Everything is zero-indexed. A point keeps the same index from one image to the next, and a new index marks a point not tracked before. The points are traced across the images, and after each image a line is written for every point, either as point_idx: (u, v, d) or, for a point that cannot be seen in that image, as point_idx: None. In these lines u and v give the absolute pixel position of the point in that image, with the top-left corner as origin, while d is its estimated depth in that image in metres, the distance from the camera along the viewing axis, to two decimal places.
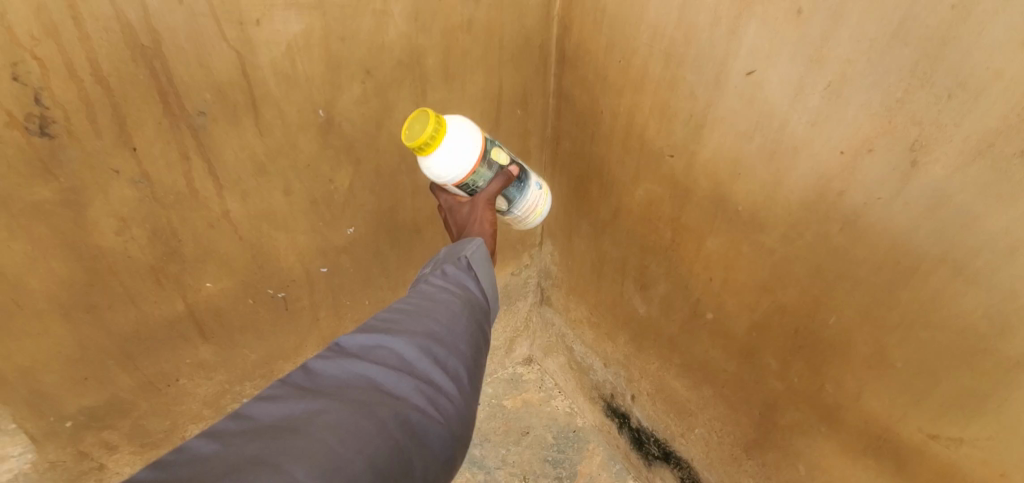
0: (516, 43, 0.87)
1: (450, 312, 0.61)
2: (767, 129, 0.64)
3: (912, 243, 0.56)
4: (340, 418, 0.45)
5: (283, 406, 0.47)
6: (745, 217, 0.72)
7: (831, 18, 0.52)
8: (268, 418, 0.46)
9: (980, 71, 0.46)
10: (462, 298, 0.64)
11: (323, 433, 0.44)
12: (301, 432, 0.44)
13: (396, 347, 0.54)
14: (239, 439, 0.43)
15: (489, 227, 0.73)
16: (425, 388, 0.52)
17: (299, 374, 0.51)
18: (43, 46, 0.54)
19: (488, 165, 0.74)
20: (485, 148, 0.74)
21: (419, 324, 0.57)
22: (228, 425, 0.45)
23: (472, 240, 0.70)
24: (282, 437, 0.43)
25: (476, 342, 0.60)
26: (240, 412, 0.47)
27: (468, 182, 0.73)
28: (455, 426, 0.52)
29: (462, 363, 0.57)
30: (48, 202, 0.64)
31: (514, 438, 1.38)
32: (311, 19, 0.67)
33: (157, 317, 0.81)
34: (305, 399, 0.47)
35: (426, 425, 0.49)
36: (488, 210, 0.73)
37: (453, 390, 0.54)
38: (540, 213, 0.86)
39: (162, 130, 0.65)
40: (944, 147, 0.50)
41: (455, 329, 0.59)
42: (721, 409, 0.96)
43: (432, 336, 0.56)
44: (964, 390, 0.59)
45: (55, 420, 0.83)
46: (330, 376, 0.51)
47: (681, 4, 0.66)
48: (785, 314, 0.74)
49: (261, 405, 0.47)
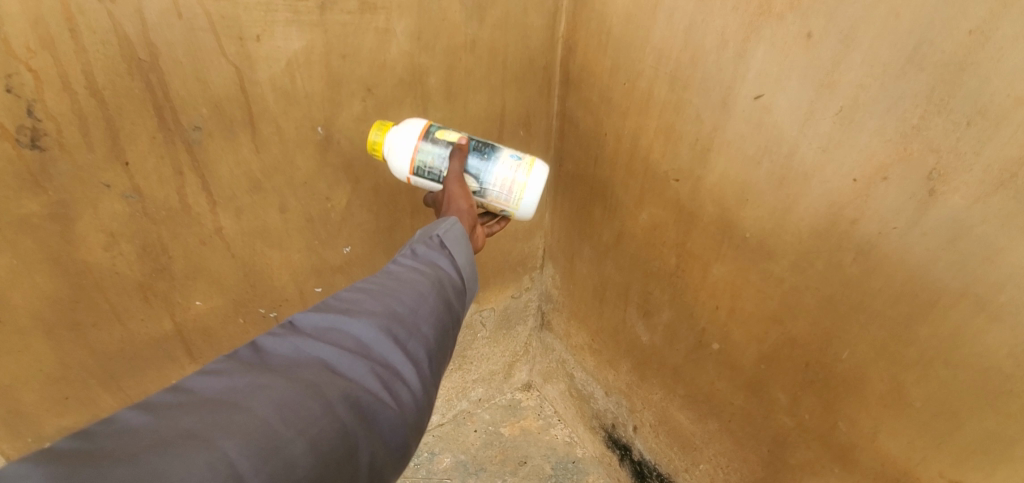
0: (519, 64, 0.86)
1: (416, 292, 0.57)
2: (776, 155, 0.62)
3: (931, 278, 0.54)
4: (286, 395, 0.43)
5: (227, 380, 0.44)
6: (753, 244, 0.70)
7: (842, 43, 0.51)
8: (208, 391, 0.43)
9: (1001, 98, 0.44)
10: (432, 278, 0.60)
11: (265, 409, 0.41)
12: (242, 407, 0.41)
13: (353, 328, 0.52)
14: (175, 411, 0.40)
15: (465, 205, 0.71)
16: (380, 371, 0.50)
17: (247, 352, 0.48)
18: (39, 58, 0.53)
19: (433, 141, 0.74)
20: (428, 131, 0.75)
21: (380, 303, 0.54)
22: (165, 397, 0.42)
23: (447, 220, 0.67)
24: (220, 412, 0.40)
25: (441, 325, 0.57)
26: (180, 385, 0.43)
27: (419, 166, 0.74)
28: (409, 413, 0.50)
29: (423, 346, 0.54)
30: (35, 216, 0.62)
31: (510, 468, 1.33)
32: (312, 36, 0.66)
33: (143, 335, 0.79)
34: (251, 375, 0.45)
35: (377, 409, 0.47)
36: (460, 187, 0.72)
37: (411, 374, 0.52)
38: (526, 188, 0.75)
39: (155, 145, 0.64)
40: (963, 176, 0.48)
41: (419, 310, 0.56)
42: (728, 444, 0.92)
43: (393, 316, 0.54)
44: (989, 434, 0.56)
45: (33, 441, 0.80)
46: (280, 356, 0.49)
47: (687, 27, 0.65)
48: (795, 347, 0.71)
49: (202, 379, 0.44)
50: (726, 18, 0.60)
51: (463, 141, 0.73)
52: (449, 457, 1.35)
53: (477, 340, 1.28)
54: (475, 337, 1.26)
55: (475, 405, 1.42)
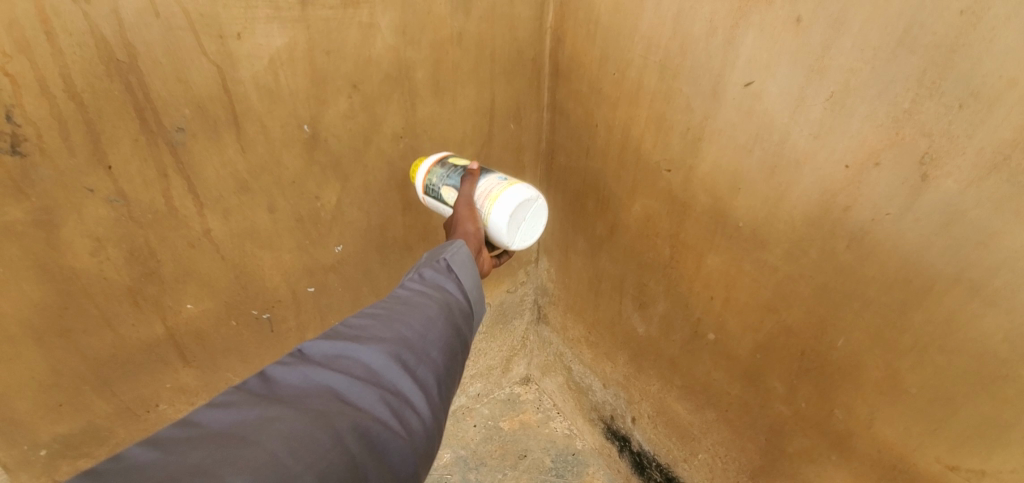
0: (508, 56, 0.85)
1: (425, 316, 0.58)
2: (767, 143, 0.61)
3: (925, 263, 0.53)
4: (295, 427, 0.42)
5: (236, 413, 0.43)
6: (746, 233, 0.69)
7: (831, 27, 0.50)
8: (217, 425, 0.42)
9: (993, 79, 0.43)
10: (439, 301, 0.61)
11: (274, 442, 0.40)
12: (250, 441, 0.40)
13: (363, 356, 0.52)
14: (183, 446, 0.39)
15: (472, 227, 0.73)
16: (390, 399, 0.49)
17: (256, 382, 0.48)
18: (15, 62, 0.52)
19: (445, 166, 0.82)
20: (445, 159, 0.84)
21: (389, 330, 0.55)
22: (173, 433, 0.41)
23: (453, 244, 0.69)
24: (229, 446, 0.39)
25: (450, 349, 0.58)
26: (189, 419, 0.43)
27: (428, 183, 0.83)
28: (420, 442, 0.49)
29: (432, 372, 0.54)
30: (19, 223, 0.61)
31: (510, 462, 1.33)
32: (294, 33, 0.65)
33: (135, 340, 0.78)
34: (260, 407, 0.44)
35: (387, 438, 0.46)
36: (466, 208, 0.76)
37: (421, 401, 0.51)
38: (497, 202, 0.75)
39: (138, 147, 0.63)
40: (956, 160, 0.47)
41: (429, 335, 0.56)
42: (725, 434, 0.92)
43: (402, 342, 0.54)
44: (985, 419, 0.55)
45: (28, 448, 0.80)
46: (289, 386, 0.49)
47: (675, 14, 0.64)
48: (790, 335, 0.71)
49: (211, 412, 0.43)
50: (714, 4, 0.59)
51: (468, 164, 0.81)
52: (449, 453, 1.35)
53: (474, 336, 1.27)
54: None
55: (474, 400, 1.42)
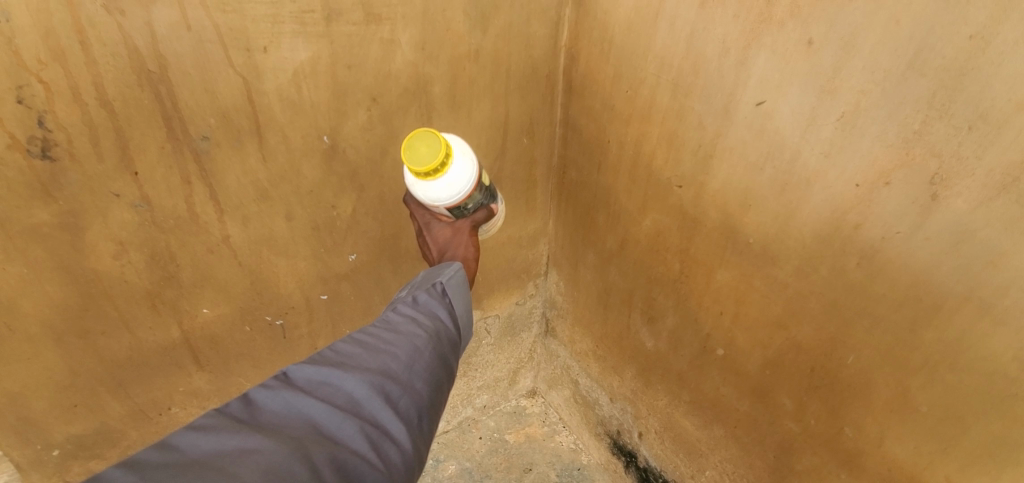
0: (523, 72, 0.86)
1: (413, 346, 0.59)
2: (778, 160, 0.62)
3: (936, 280, 0.53)
4: (274, 459, 0.43)
5: (216, 440, 0.44)
6: (757, 249, 0.70)
7: (842, 49, 0.52)
8: (196, 452, 0.43)
9: (1002, 103, 0.44)
10: (428, 330, 0.63)
11: (251, 475, 0.41)
12: (228, 472, 0.40)
13: (346, 384, 0.53)
14: (160, 474, 0.40)
15: (472, 251, 0.79)
16: (370, 431, 0.51)
17: (237, 406, 0.49)
18: (49, 70, 0.54)
19: (481, 188, 0.76)
20: (481, 175, 0.75)
21: (375, 359, 0.56)
22: (150, 457, 0.42)
23: (451, 266, 0.71)
24: (206, 477, 0.40)
25: (435, 379, 0.59)
26: (167, 443, 0.44)
27: (461, 206, 0.74)
28: (397, 474, 0.50)
29: (415, 403, 0.56)
30: (46, 226, 0.63)
31: (516, 475, 1.34)
32: (318, 47, 0.67)
33: (151, 344, 0.80)
34: (240, 434, 0.45)
35: (363, 471, 0.47)
36: (469, 236, 0.78)
37: (401, 433, 0.53)
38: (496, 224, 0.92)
39: (164, 154, 0.64)
40: (966, 181, 0.48)
41: (415, 365, 0.58)
42: (733, 451, 0.92)
43: (388, 372, 0.55)
44: (995, 438, 0.55)
45: (42, 448, 0.81)
46: (270, 412, 0.50)
47: (689, 34, 0.65)
48: (800, 352, 0.71)
49: (190, 436, 0.44)
50: (727, 25, 0.61)
51: (496, 205, 0.81)
52: (454, 465, 1.36)
53: (482, 348, 1.28)
54: (480, 343, 1.27)
55: (479, 412, 1.42)
